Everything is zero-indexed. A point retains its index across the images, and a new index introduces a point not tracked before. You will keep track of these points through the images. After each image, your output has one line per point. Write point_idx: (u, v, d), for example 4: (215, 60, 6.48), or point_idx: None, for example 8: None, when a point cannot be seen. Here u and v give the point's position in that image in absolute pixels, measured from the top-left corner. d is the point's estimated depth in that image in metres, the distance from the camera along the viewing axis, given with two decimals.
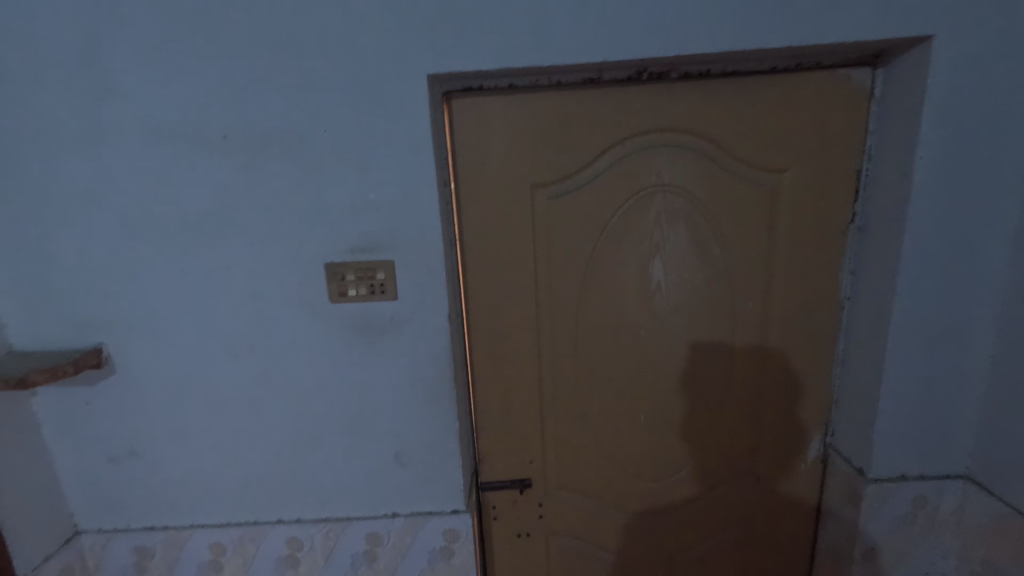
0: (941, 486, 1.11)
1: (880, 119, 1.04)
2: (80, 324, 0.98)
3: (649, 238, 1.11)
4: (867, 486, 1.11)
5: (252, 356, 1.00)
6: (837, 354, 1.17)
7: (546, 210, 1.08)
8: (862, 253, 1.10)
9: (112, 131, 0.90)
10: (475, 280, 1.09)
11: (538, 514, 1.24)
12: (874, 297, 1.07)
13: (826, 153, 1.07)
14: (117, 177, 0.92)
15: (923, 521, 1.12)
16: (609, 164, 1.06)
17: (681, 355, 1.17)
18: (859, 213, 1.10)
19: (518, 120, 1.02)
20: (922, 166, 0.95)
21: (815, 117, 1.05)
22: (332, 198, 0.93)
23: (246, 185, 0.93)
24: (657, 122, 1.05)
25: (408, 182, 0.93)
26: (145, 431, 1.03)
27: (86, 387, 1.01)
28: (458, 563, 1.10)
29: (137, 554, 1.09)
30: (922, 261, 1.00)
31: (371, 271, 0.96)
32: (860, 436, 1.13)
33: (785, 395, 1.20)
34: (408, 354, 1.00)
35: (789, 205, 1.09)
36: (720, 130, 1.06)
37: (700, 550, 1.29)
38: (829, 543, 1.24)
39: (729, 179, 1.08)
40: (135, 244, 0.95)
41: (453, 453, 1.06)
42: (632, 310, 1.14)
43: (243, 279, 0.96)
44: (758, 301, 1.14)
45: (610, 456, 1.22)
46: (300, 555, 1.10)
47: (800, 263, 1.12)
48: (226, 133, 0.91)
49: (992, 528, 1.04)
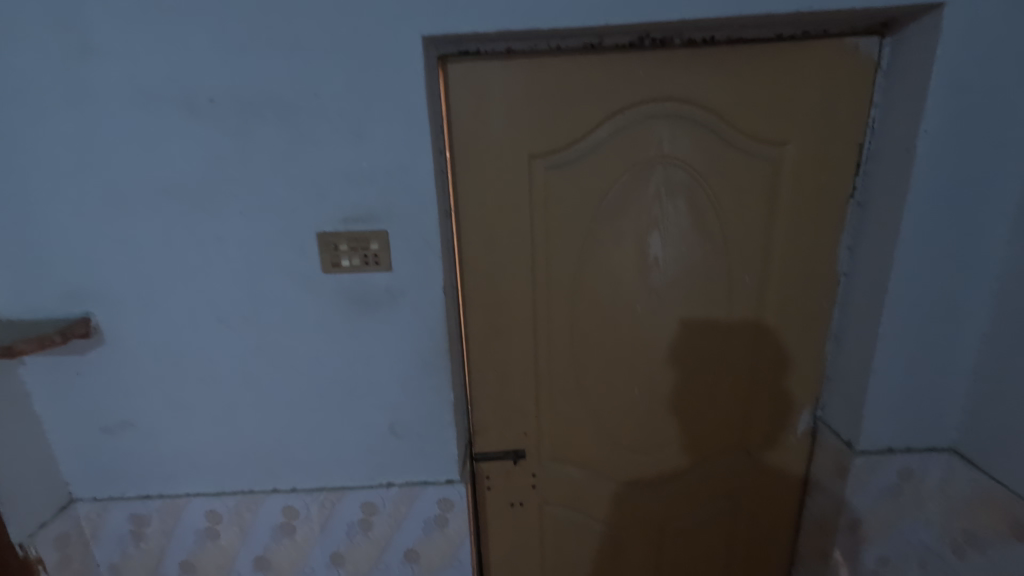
0: (927, 459, 1.13)
1: (886, 91, 1.02)
2: (66, 293, 0.96)
3: (648, 211, 1.09)
4: (855, 459, 1.13)
5: (245, 327, 0.99)
6: (832, 330, 1.18)
7: (543, 181, 1.05)
8: (861, 229, 1.09)
9: (91, 91, 0.86)
10: (471, 252, 1.08)
11: (531, 485, 1.25)
12: (871, 273, 1.06)
13: (830, 126, 1.05)
14: (99, 141, 0.89)
15: (908, 493, 1.15)
16: (609, 134, 1.04)
17: (677, 329, 1.17)
18: (860, 187, 1.08)
19: (515, 87, 0.99)
20: (926, 139, 0.93)
21: (821, 88, 1.02)
22: (324, 166, 0.91)
23: (235, 151, 0.90)
24: (659, 91, 1.02)
25: (402, 150, 0.90)
26: (137, 402, 1.03)
27: (75, 357, 0.99)
28: (453, 531, 1.12)
29: (133, 522, 1.10)
30: (921, 238, 0.99)
31: (365, 241, 0.94)
32: (850, 411, 1.14)
33: (778, 370, 1.20)
34: (402, 326, 1.00)
35: (790, 179, 1.08)
36: (723, 100, 1.03)
37: (689, 519, 1.31)
38: (816, 514, 1.27)
39: (730, 151, 1.06)
40: (121, 211, 0.92)
41: (448, 425, 1.06)
42: (628, 284, 1.13)
43: (233, 249, 0.94)
44: (755, 275, 1.14)
45: (604, 429, 1.23)
46: (296, 524, 1.11)
47: (799, 239, 1.11)
48: (213, 96, 0.87)
49: (974, 499, 1.06)
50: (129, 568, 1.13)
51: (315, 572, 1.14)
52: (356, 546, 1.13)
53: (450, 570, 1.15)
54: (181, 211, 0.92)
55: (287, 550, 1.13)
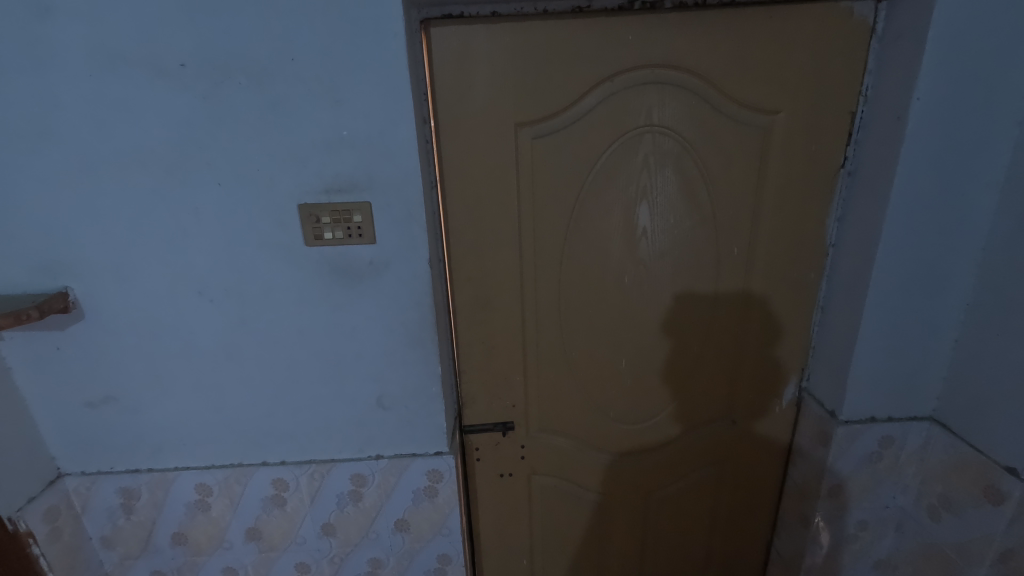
0: (907, 427, 1.15)
1: (880, 57, 1.00)
2: (40, 267, 0.93)
3: (636, 181, 1.07)
4: (837, 428, 1.15)
5: (228, 301, 0.97)
6: (819, 300, 1.18)
7: (531, 151, 1.03)
8: (851, 199, 1.08)
9: (53, 55, 0.82)
10: (457, 224, 1.06)
11: (520, 456, 1.27)
12: (859, 244, 1.06)
13: (823, 92, 1.03)
14: (68, 109, 0.85)
15: (887, 460, 1.17)
16: (598, 101, 1.01)
17: (665, 301, 1.17)
18: (851, 157, 1.07)
19: (500, 52, 0.96)
20: (919, 106, 0.92)
21: (814, 54, 1.00)
22: (304, 133, 0.88)
23: (210, 119, 0.87)
24: (649, 56, 0.99)
25: (384, 118, 0.88)
26: (121, 376, 1.02)
27: (55, 331, 0.98)
28: (442, 501, 1.14)
29: (123, 496, 1.10)
30: (910, 208, 0.98)
31: (347, 213, 0.92)
32: (834, 380, 1.16)
33: (764, 341, 1.22)
34: (388, 299, 0.99)
35: (781, 148, 1.06)
36: (715, 67, 1.00)
37: (674, 488, 1.34)
38: (798, 481, 1.30)
39: (722, 119, 1.04)
40: (94, 182, 0.89)
41: (436, 397, 1.07)
42: (617, 255, 1.12)
43: (212, 222, 0.92)
44: (744, 247, 1.13)
45: (592, 400, 1.24)
46: (286, 495, 1.12)
47: (789, 210, 1.11)
48: (183, 61, 0.83)
49: (951, 465, 1.09)
50: (120, 540, 1.14)
51: (306, 542, 1.16)
52: (346, 517, 1.14)
53: (440, 539, 1.17)
54: (157, 181, 0.90)
55: (277, 521, 1.14)
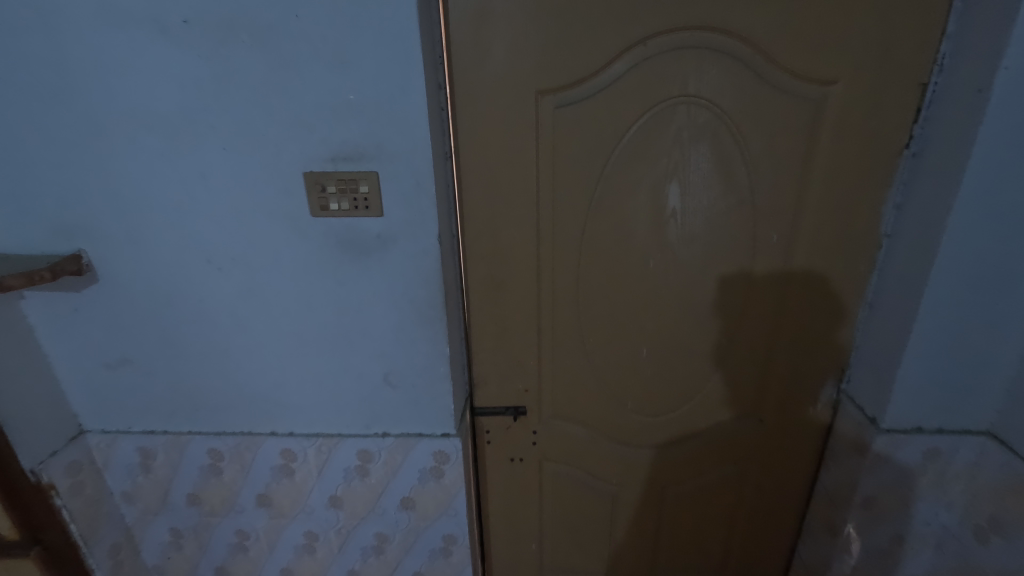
0: (958, 441, 1.03)
1: (962, 18, 0.86)
2: (56, 228, 0.93)
3: (667, 158, 0.98)
4: (877, 436, 1.05)
5: (236, 270, 0.96)
6: (867, 295, 1.07)
7: (552, 121, 0.95)
8: (913, 183, 0.96)
9: (58, 9, 0.80)
10: (471, 198, 1.00)
11: (531, 441, 1.23)
12: (918, 234, 0.94)
13: (890, 59, 0.90)
14: (74, 66, 0.83)
15: (931, 474, 1.06)
16: (628, 67, 0.92)
17: (693, 290, 1.09)
18: (917, 135, 0.95)
19: (523, 11, 0.88)
20: (1004, 77, 0.79)
21: (882, 14, 0.88)
22: (308, 97, 0.83)
23: (214, 80, 0.83)
24: (688, 17, 0.89)
25: (392, 81, 0.82)
26: (135, 340, 1.02)
27: (71, 292, 0.99)
28: (448, 482, 1.11)
29: (141, 455, 1.13)
30: (983, 196, 0.86)
31: (353, 183, 0.88)
32: (877, 384, 1.06)
33: (801, 338, 1.12)
34: (395, 274, 0.95)
35: (834, 124, 0.95)
36: (764, 29, 0.89)
37: (692, 484, 1.28)
38: (829, 488, 1.21)
39: (767, 90, 0.93)
40: (103, 145, 0.88)
41: (443, 378, 1.03)
42: (642, 238, 1.04)
43: (218, 188, 0.90)
44: (784, 232, 1.03)
45: (608, 389, 1.18)
46: (294, 466, 1.12)
47: (839, 193, 0.99)
48: (187, 17, 0.80)
49: (1006, 485, 0.96)
50: (140, 497, 1.17)
51: (314, 512, 1.16)
52: (353, 491, 1.13)
53: (446, 519, 1.16)
54: (164, 144, 0.87)
55: (286, 490, 1.14)
